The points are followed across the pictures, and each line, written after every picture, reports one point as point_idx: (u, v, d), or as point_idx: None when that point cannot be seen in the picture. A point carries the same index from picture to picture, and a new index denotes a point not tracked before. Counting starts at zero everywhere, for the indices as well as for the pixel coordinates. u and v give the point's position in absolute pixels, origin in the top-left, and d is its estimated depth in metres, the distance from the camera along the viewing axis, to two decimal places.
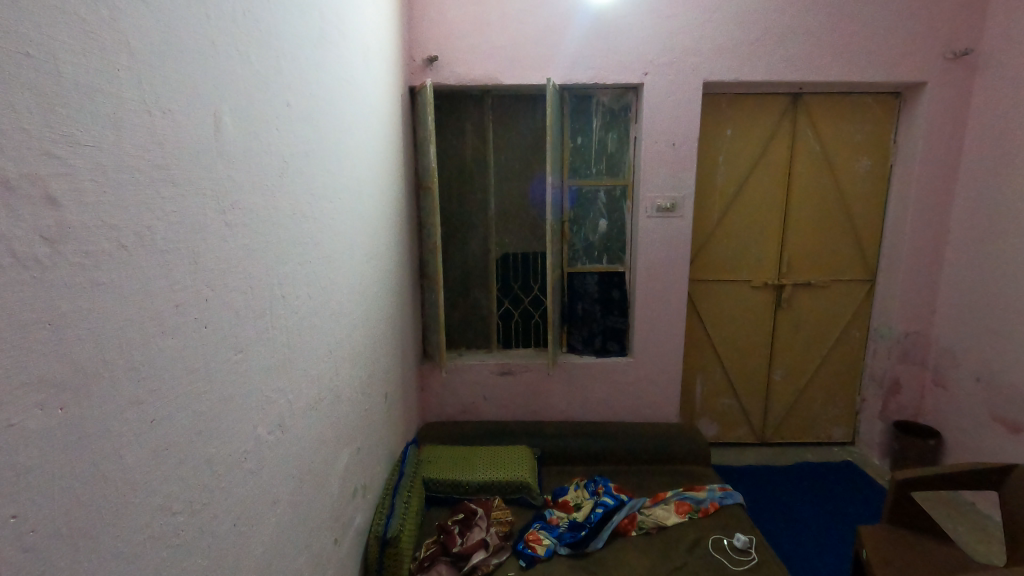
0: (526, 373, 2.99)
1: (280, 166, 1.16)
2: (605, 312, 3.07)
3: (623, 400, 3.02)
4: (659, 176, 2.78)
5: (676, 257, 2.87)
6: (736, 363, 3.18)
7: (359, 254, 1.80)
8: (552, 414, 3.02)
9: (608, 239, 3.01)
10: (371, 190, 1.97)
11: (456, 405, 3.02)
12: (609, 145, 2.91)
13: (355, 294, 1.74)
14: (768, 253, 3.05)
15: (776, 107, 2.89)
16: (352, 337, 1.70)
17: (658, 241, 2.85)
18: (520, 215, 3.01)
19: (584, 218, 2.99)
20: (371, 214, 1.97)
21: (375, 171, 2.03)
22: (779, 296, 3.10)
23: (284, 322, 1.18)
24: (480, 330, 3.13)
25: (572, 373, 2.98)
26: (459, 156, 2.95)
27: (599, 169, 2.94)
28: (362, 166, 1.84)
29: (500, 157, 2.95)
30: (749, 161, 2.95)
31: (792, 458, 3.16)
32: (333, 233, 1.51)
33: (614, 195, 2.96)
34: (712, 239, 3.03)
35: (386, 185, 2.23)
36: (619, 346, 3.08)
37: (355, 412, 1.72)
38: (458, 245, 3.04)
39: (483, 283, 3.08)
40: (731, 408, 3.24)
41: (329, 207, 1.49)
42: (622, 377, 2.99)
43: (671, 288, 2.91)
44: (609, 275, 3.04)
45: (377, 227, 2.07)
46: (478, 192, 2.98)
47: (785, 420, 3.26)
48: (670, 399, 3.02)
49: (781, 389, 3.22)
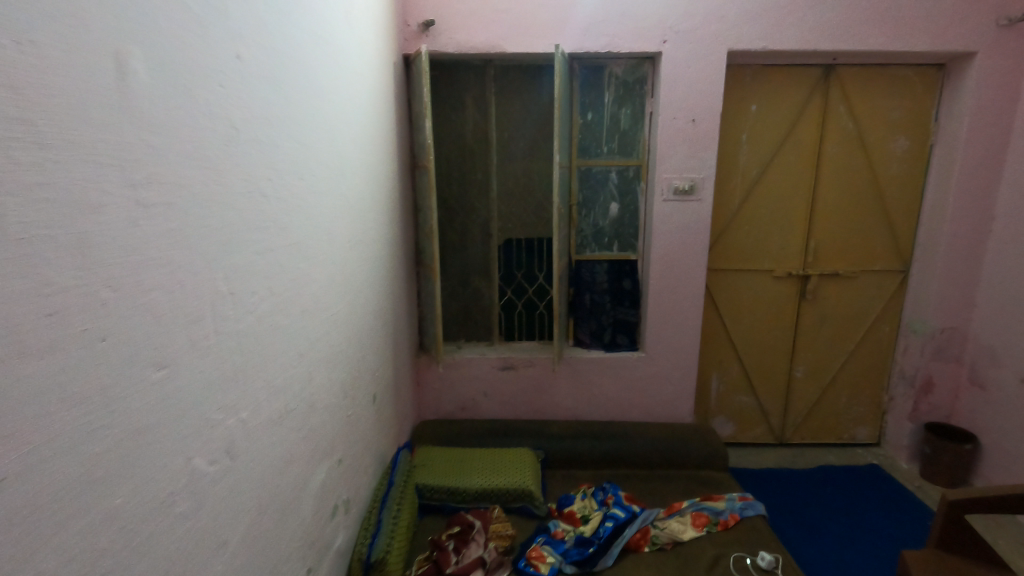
0: (529, 368, 2.78)
1: (227, 132, 0.93)
2: (615, 303, 2.86)
3: (633, 398, 2.81)
4: (677, 155, 2.54)
5: (693, 245, 2.64)
6: (755, 359, 2.96)
7: (342, 241, 1.58)
8: (557, 412, 2.82)
9: (619, 224, 2.78)
10: (356, 168, 1.74)
11: (454, 402, 2.83)
12: (623, 122, 2.66)
13: (336, 288, 1.53)
14: (793, 241, 2.81)
15: (807, 80, 2.63)
16: (332, 336, 1.49)
17: (675, 227, 2.62)
18: (524, 198, 2.78)
19: (594, 201, 2.76)
20: (357, 196, 1.74)
21: (362, 146, 1.80)
22: (804, 288, 2.86)
23: (236, 326, 0.96)
24: (481, 321, 2.92)
25: (579, 369, 2.78)
26: (459, 133, 2.71)
27: (611, 148, 2.69)
28: (345, 139, 1.61)
29: (503, 134, 2.71)
30: (774, 140, 2.69)
31: (813, 460, 2.96)
32: (305, 217, 1.29)
33: (626, 176, 2.72)
34: (733, 226, 2.79)
35: (375, 162, 2.00)
36: (630, 340, 2.87)
37: (335, 420, 1.51)
38: (457, 230, 2.81)
39: (484, 271, 2.86)
40: (749, 406, 3.03)
41: (301, 187, 1.26)
42: (633, 374, 2.79)
43: (688, 277, 2.68)
44: (620, 263, 2.81)
45: (365, 210, 1.85)
46: (479, 172, 2.75)
47: (807, 420, 3.05)
48: (685, 397, 2.81)
49: (803, 387, 3.00)
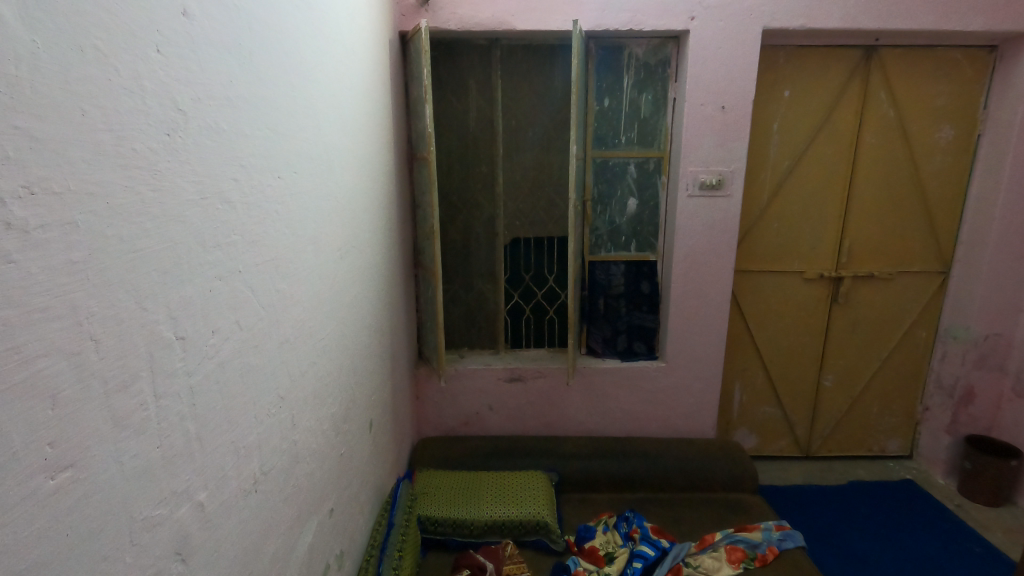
0: (539, 380, 2.55)
1: (168, 115, 0.67)
2: (632, 308, 2.62)
3: (651, 411, 2.59)
4: (704, 145, 2.29)
5: (720, 245, 2.41)
6: (781, 367, 2.75)
7: (329, 249, 1.32)
8: (569, 427, 2.59)
9: (637, 222, 2.54)
10: (347, 162, 1.48)
11: (456, 416, 2.59)
12: (643, 109, 2.41)
13: (324, 306, 1.27)
14: (826, 240, 2.58)
15: (845, 63, 2.38)
16: (320, 366, 1.24)
17: (701, 225, 2.38)
18: (533, 193, 2.53)
19: (610, 197, 2.51)
20: (348, 194, 1.48)
21: (353, 136, 1.54)
22: (836, 291, 2.64)
23: (187, 382, 0.70)
24: (485, 327, 2.68)
25: (593, 380, 2.56)
26: (461, 120, 2.44)
27: (629, 138, 2.44)
28: (333, 128, 1.34)
29: (510, 123, 2.45)
30: (808, 130, 2.45)
31: (843, 475, 2.76)
32: (283, 225, 1.03)
33: (645, 169, 2.47)
34: (761, 223, 2.55)
35: (369, 154, 1.73)
36: (647, 348, 2.64)
37: (326, 463, 1.27)
38: (460, 228, 2.56)
39: (489, 273, 2.61)
40: (773, 417, 2.81)
41: (277, 187, 1.00)
42: (651, 385, 2.56)
43: (714, 280, 2.45)
44: (637, 264, 2.57)
45: (358, 211, 1.59)
46: (483, 164, 2.49)
47: (835, 432, 2.84)
48: (708, 410, 2.59)
49: (831, 396, 2.79)
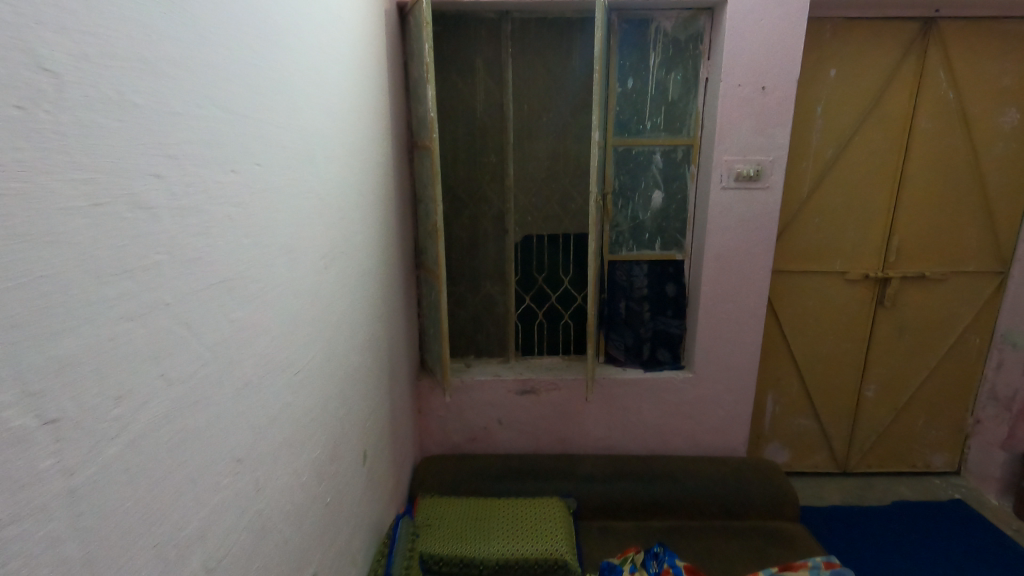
0: (554, 392, 2.32)
1: (13, 74, 0.43)
2: (655, 312, 2.37)
3: (677, 426, 2.35)
4: (741, 132, 2.04)
5: (756, 243, 2.15)
6: (818, 376, 2.50)
7: (310, 259, 1.07)
8: (586, 443, 2.36)
9: (662, 218, 2.28)
10: (333, 150, 1.23)
11: (462, 432, 2.37)
12: (670, 91, 2.15)
13: (303, 330, 1.03)
14: (872, 237, 2.32)
15: (900, 37, 2.11)
16: (298, 405, 1.00)
17: (735, 222, 2.13)
18: (547, 186, 2.28)
19: (633, 189, 2.25)
20: (334, 189, 1.23)
21: (341, 121, 1.29)
22: (882, 293, 2.39)
23: (62, 485, 0.47)
24: (493, 333, 2.44)
25: (613, 392, 2.32)
26: (468, 104, 2.18)
27: (655, 124, 2.18)
28: (313, 109, 1.09)
29: (521, 107, 2.19)
30: (856, 114, 2.19)
31: (885, 494, 2.53)
32: (239, 234, 0.78)
33: (673, 158, 2.21)
34: (800, 219, 2.30)
35: (362, 142, 1.49)
36: (672, 356, 2.39)
37: (307, 521, 1.04)
38: (466, 225, 2.31)
39: (498, 274, 2.36)
40: (808, 430, 2.58)
41: (230, 184, 0.76)
42: (677, 397, 2.33)
43: (749, 283, 2.20)
44: (662, 264, 2.32)
45: (348, 209, 1.35)
46: (492, 154, 2.24)
47: (876, 446, 2.60)
48: (739, 425, 2.35)
49: (873, 407, 2.55)
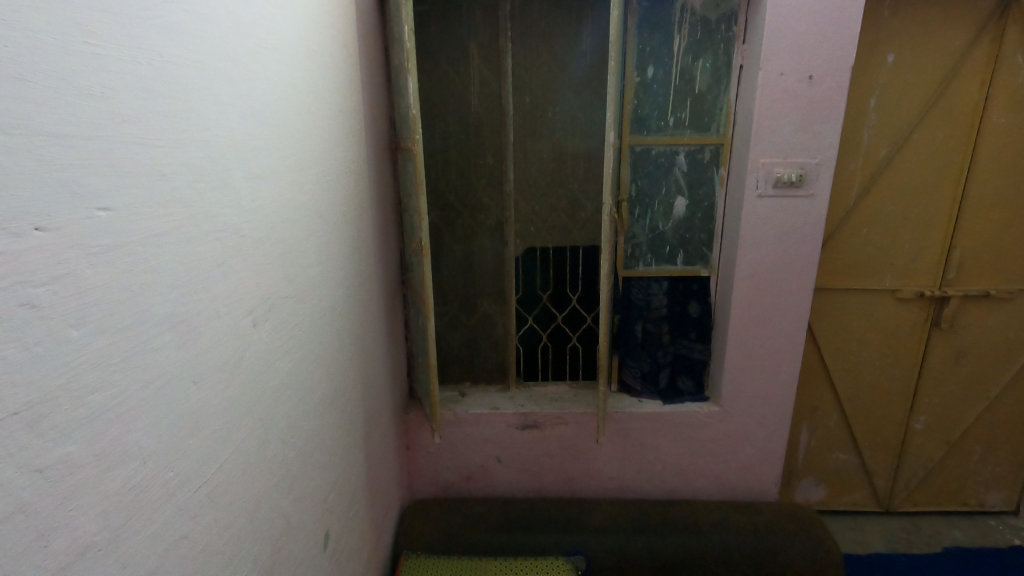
0: (559, 426, 2.04)
1: None
2: (676, 336, 2.07)
3: (699, 465, 2.08)
4: (782, 130, 1.72)
5: (796, 260, 1.84)
6: (860, 406, 2.20)
7: (227, 322, 0.79)
8: (596, 483, 2.09)
9: (685, 228, 1.98)
10: (272, 167, 0.94)
11: (456, 470, 2.09)
12: (697, 80, 1.83)
13: (213, 423, 0.75)
14: (930, 249, 2.00)
15: (973, 15, 1.77)
16: (202, 531, 0.72)
17: (772, 235, 1.82)
18: (553, 191, 1.98)
19: (651, 195, 1.95)
20: (273, 217, 0.94)
21: (286, 126, 0.99)
22: (938, 313, 2.08)
23: None
24: (491, 358, 2.15)
25: (627, 427, 2.04)
26: (460, 97, 1.88)
27: (679, 119, 1.87)
28: (232, 115, 0.80)
29: (523, 100, 1.88)
30: (916, 107, 1.86)
31: (933, 538, 2.24)
32: (58, 328, 0.50)
33: (699, 160, 1.90)
34: (846, 229, 1.99)
35: (322, 149, 1.19)
36: (695, 385, 2.09)
37: None
38: (459, 236, 2.02)
39: (496, 292, 2.08)
40: (847, 465, 2.29)
41: (31, 251, 0.47)
42: (700, 433, 2.04)
43: (787, 305, 1.89)
44: (684, 281, 2.02)
45: (300, 238, 1.06)
46: (489, 155, 1.93)
47: (924, 484, 2.30)
48: (771, 464, 2.06)
49: (922, 440, 2.25)
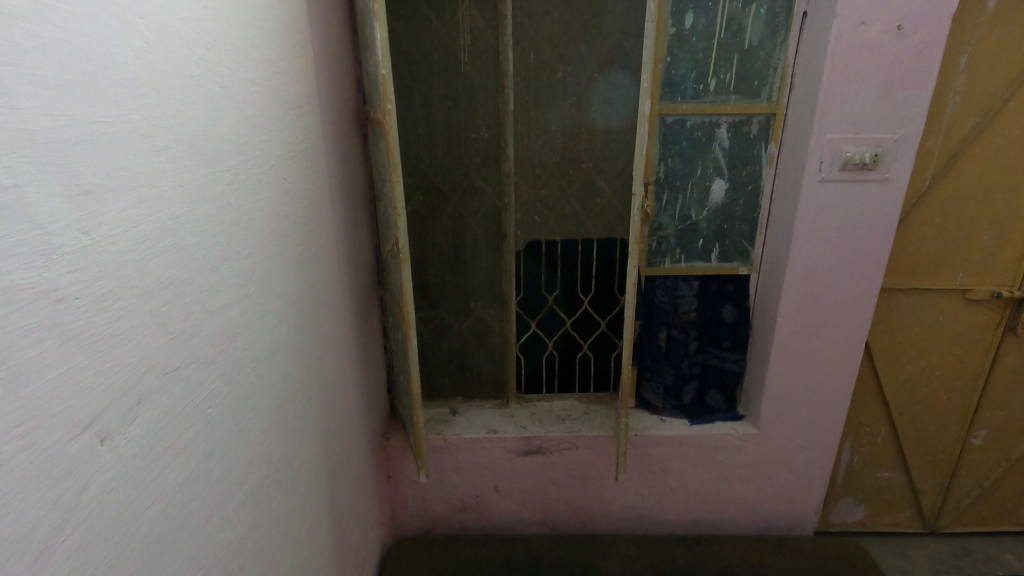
0: (567, 452, 1.73)
1: None
2: (706, 344, 1.75)
3: (728, 493, 1.79)
4: (857, 96, 1.35)
5: (861, 260, 1.50)
6: (912, 420, 1.91)
7: (23, 468, 0.44)
8: (609, 513, 1.81)
9: (723, 218, 1.62)
10: (133, 170, 0.56)
11: (447, 501, 1.79)
12: (748, 32, 1.44)
13: None
14: (1013, 242, 1.67)
15: None
16: None
17: (834, 230, 1.47)
18: (562, 173, 1.61)
19: (684, 178, 1.58)
20: (142, 253, 0.58)
21: (162, 99, 0.61)
22: (1014, 317, 1.76)
23: None
24: (487, 370, 1.82)
25: (647, 452, 1.74)
26: (447, 52, 1.48)
27: (723, 82, 1.49)
28: (12, 83, 0.43)
29: (526, 57, 1.49)
30: (1016, 67, 1.49)
31: (985, 566, 1.99)
32: None
33: (744, 133, 1.54)
34: (914, 218, 1.64)
35: (246, 130, 0.82)
36: (726, 401, 1.78)
37: None
38: (448, 228, 1.65)
39: (493, 293, 1.73)
40: (892, 485, 2.01)
41: None
42: (732, 458, 1.74)
43: (846, 313, 1.56)
44: (719, 280, 1.68)
45: (204, 273, 0.70)
46: (483, 127, 1.55)
47: (975, 503, 2.04)
48: (813, 492, 1.78)
49: (979, 457, 1.96)
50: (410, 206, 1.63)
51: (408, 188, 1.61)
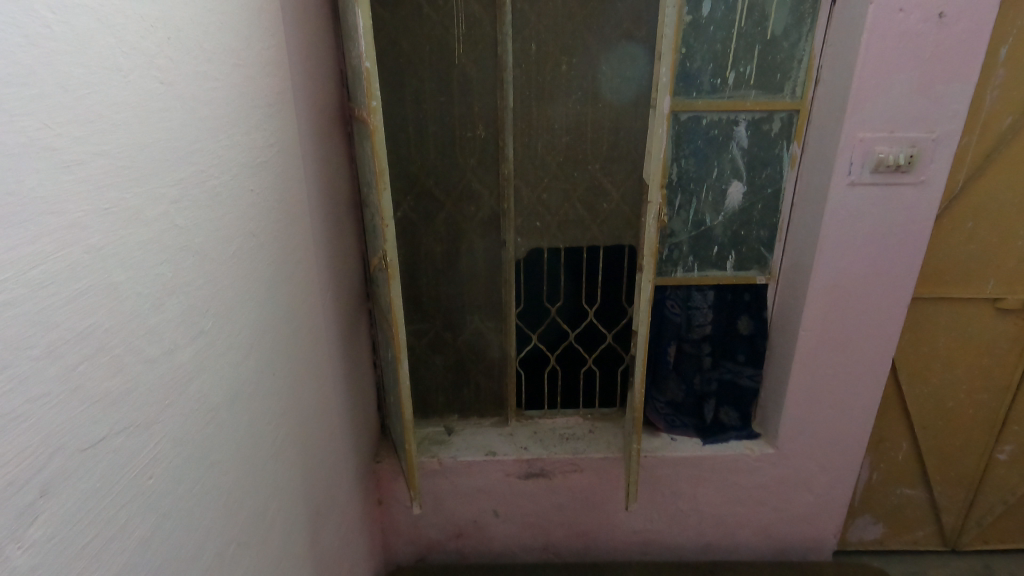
0: (572, 474, 1.61)
1: None
2: (720, 358, 1.62)
3: (742, 515, 1.68)
4: (892, 92, 1.23)
5: (890, 269, 1.39)
6: (935, 435, 1.80)
7: None
8: (615, 537, 1.70)
9: (740, 223, 1.50)
10: (25, 196, 0.43)
11: (443, 527, 1.67)
12: (771, 21, 1.31)
13: None
14: None
15: None
16: None
17: (863, 237, 1.35)
18: (566, 174, 1.48)
19: (699, 180, 1.46)
20: (42, 303, 0.45)
21: (73, 101, 0.48)
22: None
23: None
24: (485, 387, 1.69)
25: (657, 474, 1.62)
26: (439, 42, 1.35)
27: (744, 76, 1.36)
28: None
29: (527, 48, 1.36)
30: None
31: None
32: None
33: (764, 132, 1.41)
34: (944, 223, 1.53)
35: (198, 135, 0.68)
36: (740, 418, 1.66)
37: None
38: (442, 234, 1.52)
39: (491, 305, 1.60)
40: (912, 502, 1.91)
41: None
42: (748, 480, 1.63)
43: (872, 326, 1.45)
44: (735, 290, 1.56)
45: (140, 317, 0.56)
46: (480, 124, 1.42)
47: (999, 520, 1.94)
48: (832, 513, 1.68)
49: (1005, 473, 1.86)
50: (401, 211, 1.50)
51: (398, 192, 1.48)
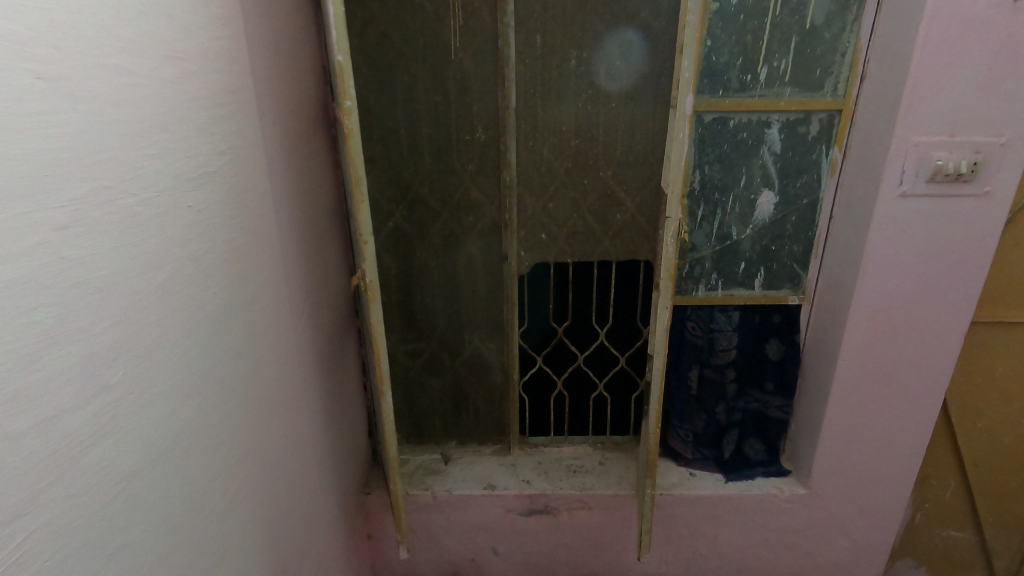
0: (579, 511, 1.46)
1: None
2: (745, 386, 1.46)
3: (768, 559, 1.52)
4: (953, 88, 1.05)
5: (945, 292, 1.21)
6: (988, 474, 1.61)
7: None
8: None
9: (771, 237, 1.33)
10: None
11: (438, 565, 1.54)
12: (811, 8, 1.15)
13: None
14: None
15: None
16: None
17: (914, 255, 1.18)
18: (574, 181, 1.33)
19: (724, 189, 1.30)
20: None
21: None
22: None
23: None
24: (485, 412, 1.55)
25: (674, 513, 1.46)
26: (434, 35, 1.21)
27: (777, 71, 1.20)
28: None
29: (531, 40, 1.21)
30: None
31: None
32: None
33: (800, 135, 1.24)
34: (1006, 238, 1.34)
35: (104, 143, 0.55)
36: (767, 452, 1.50)
37: None
38: (438, 247, 1.38)
39: (492, 324, 1.46)
40: (959, 545, 1.72)
41: None
42: (775, 522, 1.46)
43: (921, 356, 1.27)
44: (764, 312, 1.40)
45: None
46: (479, 127, 1.28)
47: None
48: (870, 560, 1.50)
49: None
50: (392, 222, 1.36)
51: (389, 200, 1.34)
